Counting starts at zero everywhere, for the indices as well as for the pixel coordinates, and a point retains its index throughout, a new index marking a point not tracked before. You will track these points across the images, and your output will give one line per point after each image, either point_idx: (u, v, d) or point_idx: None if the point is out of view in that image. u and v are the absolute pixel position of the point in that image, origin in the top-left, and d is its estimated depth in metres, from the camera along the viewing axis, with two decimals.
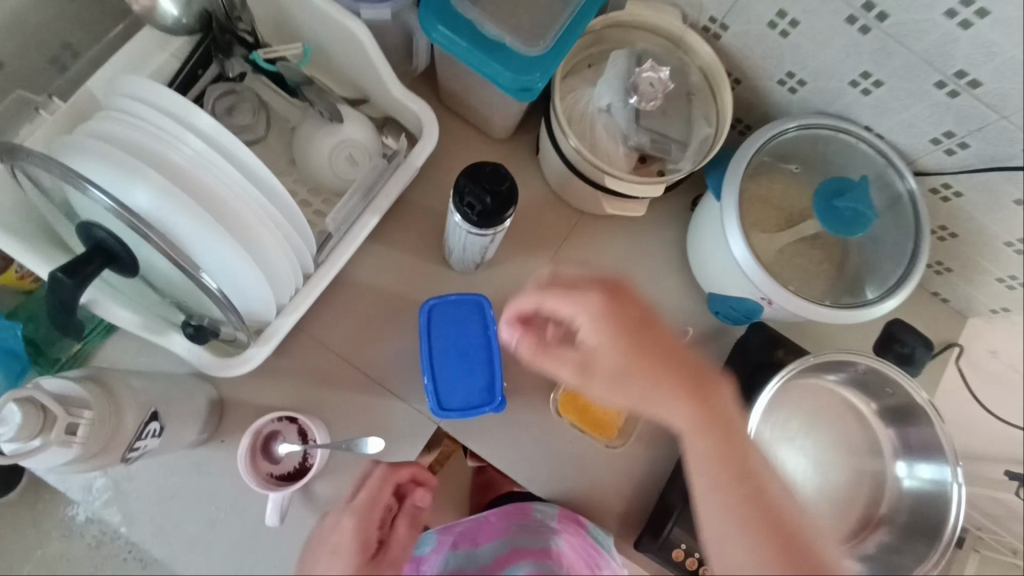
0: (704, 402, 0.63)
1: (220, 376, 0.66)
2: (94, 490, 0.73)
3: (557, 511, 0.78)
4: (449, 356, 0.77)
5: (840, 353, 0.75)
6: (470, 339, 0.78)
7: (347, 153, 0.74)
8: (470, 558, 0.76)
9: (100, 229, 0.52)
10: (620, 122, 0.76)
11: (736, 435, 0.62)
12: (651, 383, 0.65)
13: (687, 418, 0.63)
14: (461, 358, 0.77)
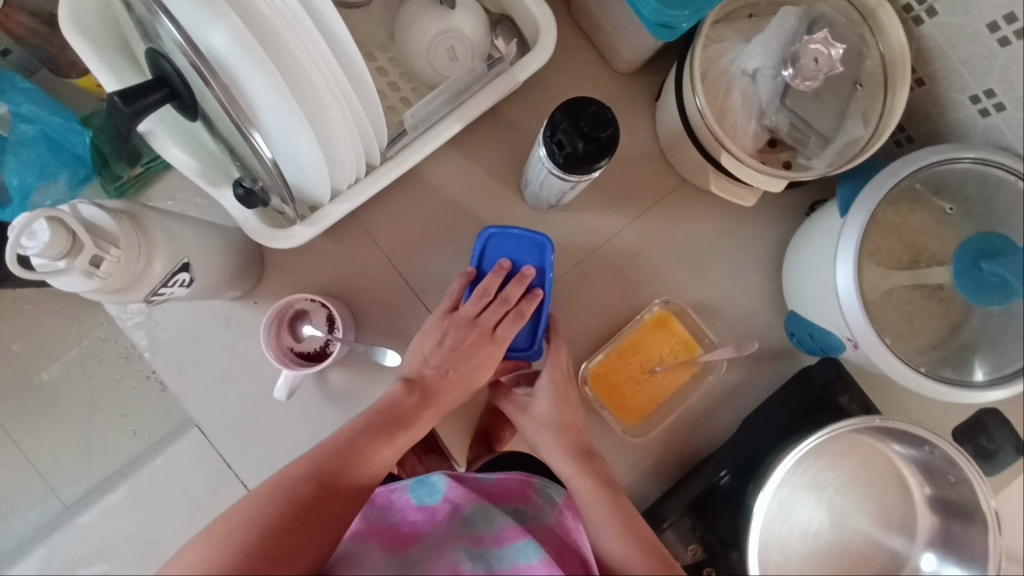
0: (597, 467, 0.67)
1: (266, 244, 0.64)
2: (130, 309, 0.76)
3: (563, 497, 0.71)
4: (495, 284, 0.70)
5: (913, 426, 0.66)
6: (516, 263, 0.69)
7: (448, 45, 0.67)
8: (491, 519, 0.64)
9: (167, 61, 0.48)
10: (762, 95, 0.64)
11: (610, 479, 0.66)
12: (559, 450, 0.68)
13: (583, 487, 0.65)
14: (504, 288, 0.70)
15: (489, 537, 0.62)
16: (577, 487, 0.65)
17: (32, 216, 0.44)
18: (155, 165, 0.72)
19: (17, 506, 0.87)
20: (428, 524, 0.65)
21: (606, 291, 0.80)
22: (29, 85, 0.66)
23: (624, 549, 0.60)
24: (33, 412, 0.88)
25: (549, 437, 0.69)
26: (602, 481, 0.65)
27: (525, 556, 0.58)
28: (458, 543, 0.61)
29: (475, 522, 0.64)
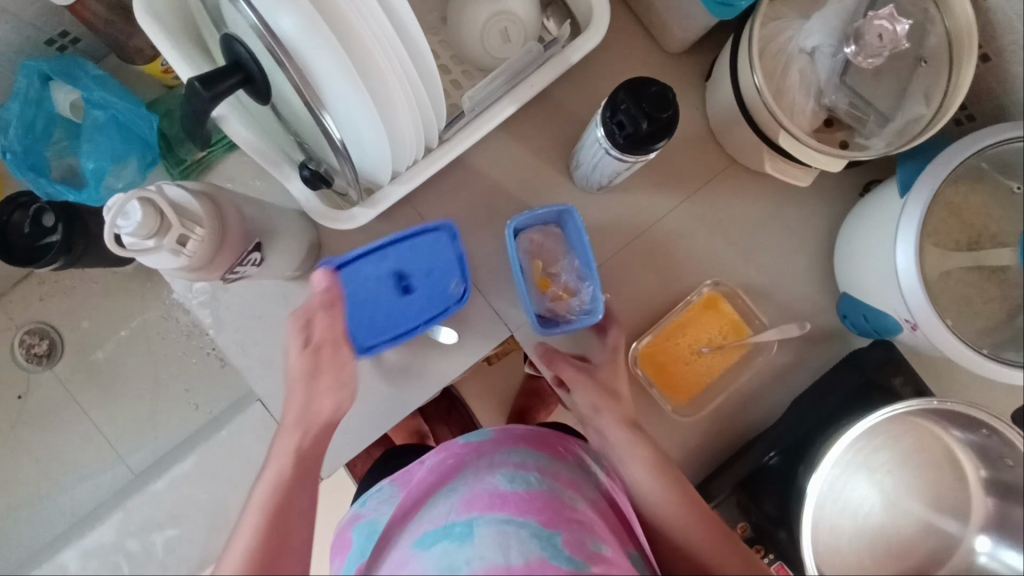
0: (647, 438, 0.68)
1: (326, 225, 0.66)
2: (193, 289, 0.78)
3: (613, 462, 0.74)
4: (383, 312, 0.75)
5: (971, 408, 0.65)
6: (413, 279, 0.75)
7: (502, 27, 0.67)
8: (534, 458, 0.66)
9: (241, 45, 0.50)
10: (821, 74, 0.64)
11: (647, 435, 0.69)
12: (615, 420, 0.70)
13: (627, 451, 0.67)
14: (383, 273, 0.74)
15: (531, 467, 0.64)
16: (616, 443, 0.68)
17: (127, 196, 0.46)
18: (216, 150, 0.72)
19: (90, 474, 0.92)
20: (472, 451, 0.68)
21: (654, 271, 0.80)
22: (103, 73, 0.69)
23: (652, 484, 0.64)
24: (102, 387, 0.93)
25: (596, 406, 0.71)
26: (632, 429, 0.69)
27: (569, 495, 0.61)
28: (500, 468, 0.63)
29: (519, 456, 0.66)
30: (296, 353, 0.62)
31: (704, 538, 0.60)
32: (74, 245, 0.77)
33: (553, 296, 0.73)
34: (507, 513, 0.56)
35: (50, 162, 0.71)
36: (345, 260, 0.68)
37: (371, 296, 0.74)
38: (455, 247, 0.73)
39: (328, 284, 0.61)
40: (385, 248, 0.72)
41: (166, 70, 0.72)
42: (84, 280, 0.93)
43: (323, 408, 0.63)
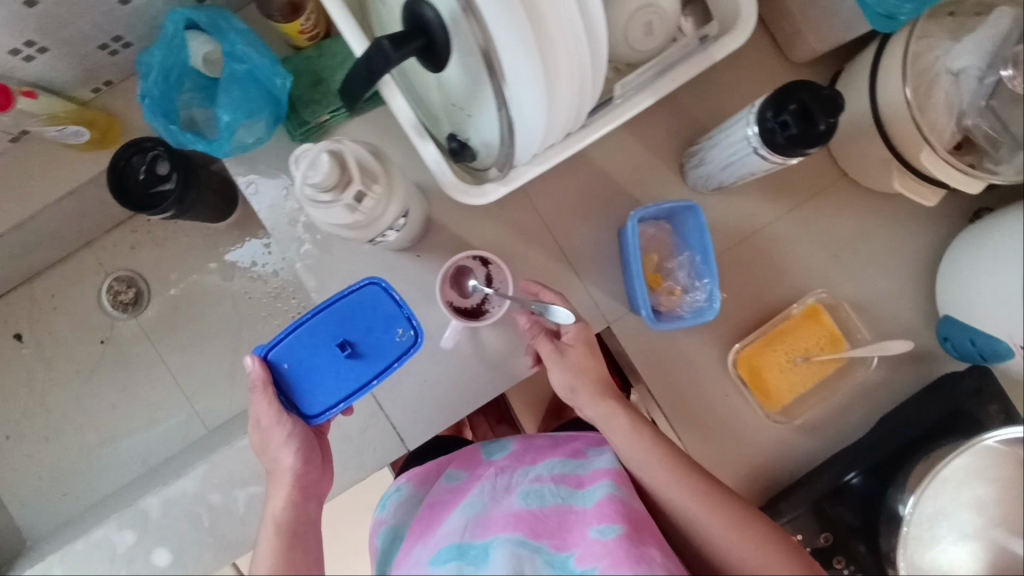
0: (620, 398, 0.70)
1: (458, 198, 0.66)
2: (299, 251, 0.78)
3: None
4: (318, 379, 0.65)
5: None
6: (355, 340, 0.66)
7: (648, 19, 0.67)
8: (549, 467, 0.68)
9: (429, 8, 0.51)
10: (966, 94, 0.64)
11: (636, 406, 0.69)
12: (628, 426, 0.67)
13: (613, 422, 0.68)
14: (320, 340, 0.65)
15: (547, 481, 0.66)
16: (599, 416, 0.69)
17: (318, 149, 0.47)
18: (340, 114, 0.75)
19: (165, 426, 0.93)
20: (490, 471, 0.71)
21: (755, 277, 0.81)
22: (245, 27, 0.69)
23: (658, 472, 0.63)
24: (183, 340, 0.94)
25: (568, 386, 0.71)
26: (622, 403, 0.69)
27: (582, 500, 0.62)
28: (515, 486, 0.66)
29: (538, 473, 0.68)
30: (254, 425, 0.67)
31: (710, 519, 0.60)
32: (188, 198, 0.78)
33: (666, 292, 0.74)
34: (521, 531, 0.58)
35: (178, 109, 0.72)
36: (280, 337, 0.65)
37: (308, 366, 0.65)
38: (393, 296, 0.66)
39: (260, 372, 0.64)
40: (316, 321, 0.65)
41: (302, 31, 0.72)
42: (176, 233, 0.93)
43: (284, 465, 0.67)
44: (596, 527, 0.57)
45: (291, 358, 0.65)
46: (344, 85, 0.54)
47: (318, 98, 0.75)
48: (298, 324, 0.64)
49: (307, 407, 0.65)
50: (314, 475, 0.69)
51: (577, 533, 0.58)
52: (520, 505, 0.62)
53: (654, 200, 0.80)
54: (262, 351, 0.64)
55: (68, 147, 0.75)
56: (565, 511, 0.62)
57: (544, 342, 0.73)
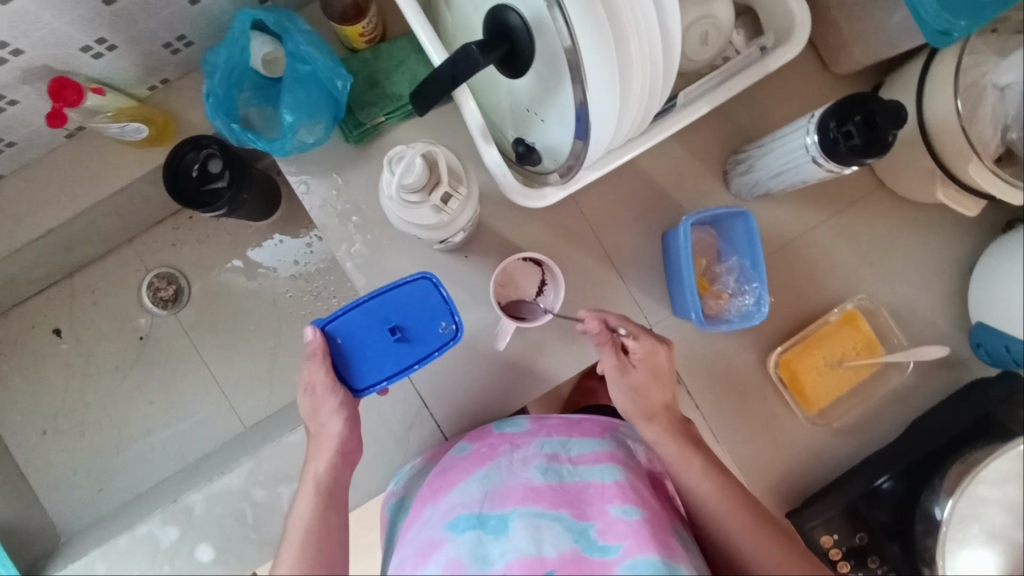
0: (682, 434, 0.66)
1: (516, 200, 0.67)
2: (350, 250, 0.79)
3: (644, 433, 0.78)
4: (366, 357, 0.69)
5: None
6: (404, 326, 0.69)
7: (704, 30, 0.69)
8: (566, 445, 0.71)
9: (515, 14, 0.53)
10: (1012, 106, 0.65)
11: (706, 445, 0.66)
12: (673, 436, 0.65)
13: (668, 451, 0.65)
14: (373, 321, 0.69)
15: (563, 458, 0.69)
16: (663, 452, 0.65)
17: (411, 154, 0.48)
18: (395, 117, 0.77)
19: (202, 423, 0.93)
20: (501, 441, 0.72)
21: (795, 282, 0.82)
22: (310, 29, 0.71)
23: (692, 470, 0.63)
24: (222, 337, 0.94)
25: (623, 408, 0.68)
26: (690, 446, 0.65)
27: (598, 477, 0.66)
28: (531, 459, 0.68)
29: (552, 446, 0.70)
30: (304, 391, 0.70)
31: (739, 522, 0.60)
32: (240, 197, 0.79)
33: (714, 297, 0.76)
34: (537, 506, 0.61)
35: (239, 107, 0.73)
36: (340, 312, 0.69)
37: (358, 343, 0.69)
38: (441, 291, 0.69)
39: (315, 341, 0.68)
40: (371, 303, 0.69)
41: (363, 33, 0.74)
42: (217, 230, 0.94)
43: (331, 433, 0.69)
44: (617, 507, 0.62)
45: (344, 333, 0.69)
46: (421, 87, 0.55)
47: (375, 100, 0.76)
48: (355, 304, 0.68)
49: (353, 380, 0.69)
50: (353, 444, 0.71)
51: (593, 510, 0.62)
52: (533, 478, 0.65)
53: (698, 205, 0.82)
54: (319, 323, 0.68)
55: (123, 143, 0.76)
56: (579, 488, 0.65)
57: (610, 354, 0.68)
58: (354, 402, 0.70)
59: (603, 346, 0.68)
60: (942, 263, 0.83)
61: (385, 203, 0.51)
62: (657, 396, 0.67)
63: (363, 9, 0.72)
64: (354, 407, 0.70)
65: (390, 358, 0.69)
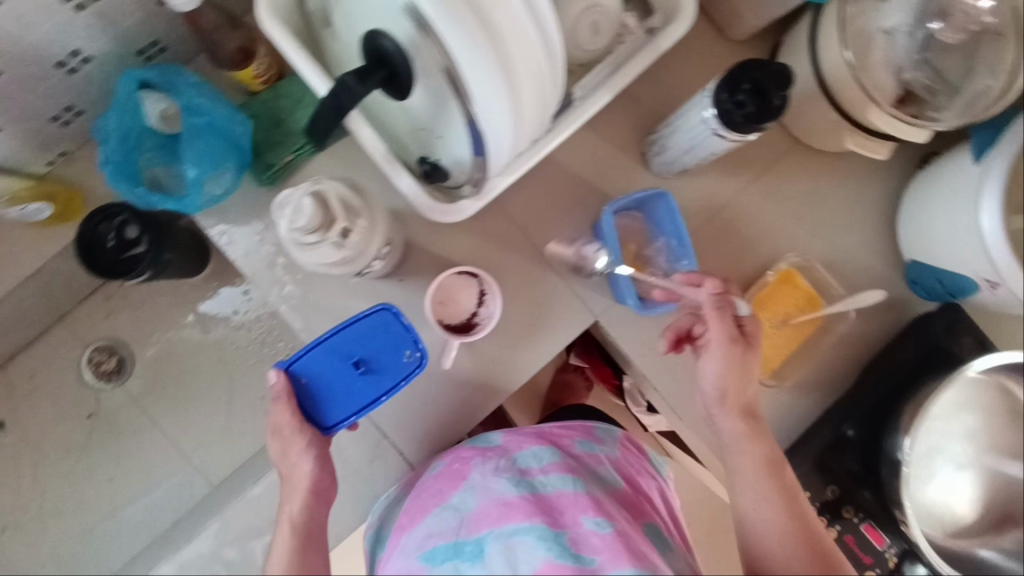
0: (762, 436, 0.66)
1: (435, 219, 0.67)
2: (283, 294, 0.78)
3: (618, 433, 0.81)
4: (330, 394, 0.68)
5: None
6: (368, 359, 0.69)
7: (592, 20, 0.68)
8: (538, 457, 0.70)
9: (387, 39, 0.52)
10: (901, 51, 0.69)
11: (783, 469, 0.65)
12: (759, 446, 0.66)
13: (750, 449, 0.66)
14: (336, 357, 0.68)
15: (535, 471, 0.68)
16: (744, 452, 0.66)
17: (302, 195, 0.48)
18: (305, 154, 0.76)
19: (166, 490, 0.91)
20: (474, 456, 0.71)
21: (730, 251, 0.83)
22: (199, 80, 0.70)
23: (754, 474, 0.65)
24: (174, 399, 0.93)
25: (718, 390, 0.67)
26: (771, 467, 0.65)
27: (571, 487, 0.65)
28: (503, 471, 0.67)
29: (524, 458, 0.70)
30: (273, 433, 0.68)
31: (774, 528, 0.62)
32: (162, 259, 0.78)
33: (649, 280, 0.76)
34: (510, 521, 0.60)
35: (143, 169, 0.71)
36: (301, 352, 0.68)
37: (324, 380, 0.68)
38: (401, 320, 0.70)
39: (281, 382, 0.66)
40: (332, 340, 0.68)
41: (256, 76, 0.73)
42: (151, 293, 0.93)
43: (302, 473, 0.68)
44: (590, 518, 0.61)
45: (309, 372, 0.68)
46: (313, 124, 0.55)
47: (281, 140, 0.75)
48: (316, 341, 0.67)
49: (320, 418, 0.68)
50: (327, 481, 0.69)
51: (570, 516, 0.61)
52: (506, 491, 0.64)
53: (623, 191, 0.82)
54: (284, 363, 0.67)
55: (28, 224, 0.74)
56: (555, 496, 0.64)
57: (724, 325, 0.65)
58: (323, 441, 0.68)
59: (721, 316, 0.66)
60: (868, 208, 0.85)
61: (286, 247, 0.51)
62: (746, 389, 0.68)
63: (251, 52, 0.71)
64: (322, 446, 0.68)
65: (357, 393, 0.68)
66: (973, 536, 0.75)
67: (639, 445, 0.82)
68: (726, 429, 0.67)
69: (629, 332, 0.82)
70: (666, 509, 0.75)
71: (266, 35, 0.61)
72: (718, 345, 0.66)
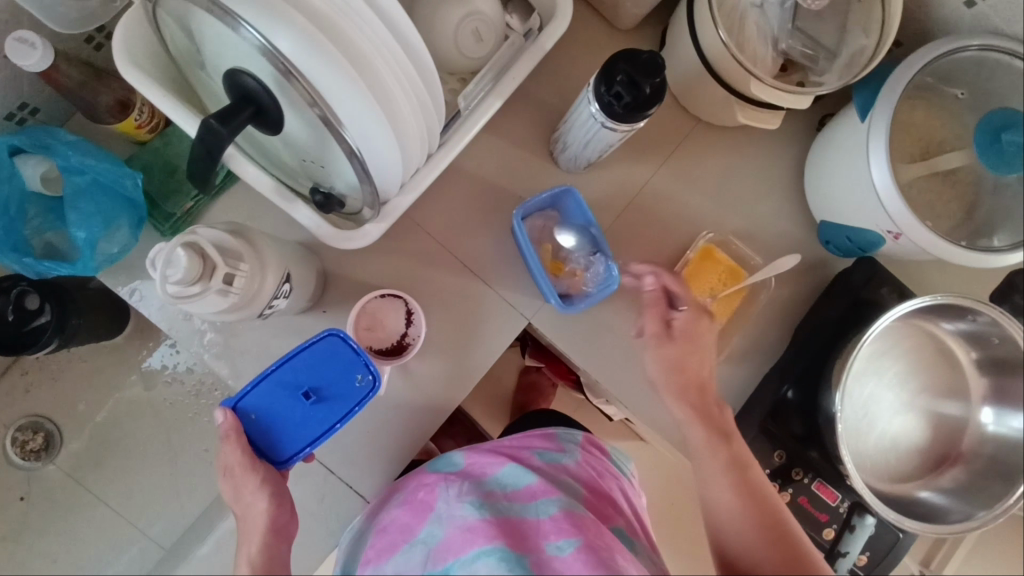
0: (706, 414, 0.69)
1: (341, 246, 0.67)
2: (204, 343, 0.76)
3: (579, 437, 0.75)
4: (282, 427, 0.62)
5: (973, 303, 0.71)
6: (319, 387, 0.63)
7: (473, 27, 0.69)
8: (503, 481, 0.64)
9: (247, 75, 0.51)
10: (774, 22, 0.71)
11: (739, 445, 0.67)
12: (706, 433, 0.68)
13: (693, 433, 0.69)
14: (283, 388, 0.62)
15: (500, 495, 0.63)
16: (690, 433, 0.69)
17: (171, 247, 0.47)
18: (204, 198, 0.73)
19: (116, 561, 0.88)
20: (436, 481, 0.66)
21: (649, 235, 0.84)
22: (76, 139, 0.67)
23: (708, 460, 0.66)
24: (112, 466, 0.90)
25: (660, 380, 0.73)
26: (721, 445, 0.67)
27: (541, 511, 0.60)
28: (465, 496, 0.62)
29: (490, 482, 0.64)
30: (223, 475, 0.61)
31: (741, 519, 0.62)
32: (69, 324, 0.75)
33: (570, 275, 0.77)
34: (476, 547, 0.55)
35: (29, 238, 0.68)
36: (250, 386, 0.61)
37: (275, 414, 0.62)
38: (351, 344, 0.64)
39: (228, 421, 0.60)
40: (279, 371, 0.62)
41: (139, 125, 0.70)
42: (75, 361, 0.90)
43: (258, 512, 0.61)
44: (558, 543, 0.56)
45: (259, 406, 0.61)
46: (190, 171, 0.53)
47: (176, 188, 0.73)
48: (262, 374, 0.61)
49: (273, 454, 0.62)
50: (287, 516, 0.63)
51: (539, 543, 0.57)
52: (470, 514, 0.59)
53: (535, 191, 0.82)
54: (230, 401, 0.61)
55: None
56: (526, 521, 0.59)
57: (654, 320, 0.74)
58: (278, 477, 0.62)
59: (651, 311, 0.74)
60: (776, 175, 0.86)
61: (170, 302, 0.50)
62: (692, 370, 0.72)
63: (127, 102, 0.69)
64: (278, 482, 0.62)
65: (311, 422, 0.62)
66: (911, 480, 0.79)
67: (600, 446, 0.76)
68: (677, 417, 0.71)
69: (562, 330, 0.81)
70: (631, 511, 0.69)
71: (128, 79, 0.58)
72: (649, 343, 0.74)
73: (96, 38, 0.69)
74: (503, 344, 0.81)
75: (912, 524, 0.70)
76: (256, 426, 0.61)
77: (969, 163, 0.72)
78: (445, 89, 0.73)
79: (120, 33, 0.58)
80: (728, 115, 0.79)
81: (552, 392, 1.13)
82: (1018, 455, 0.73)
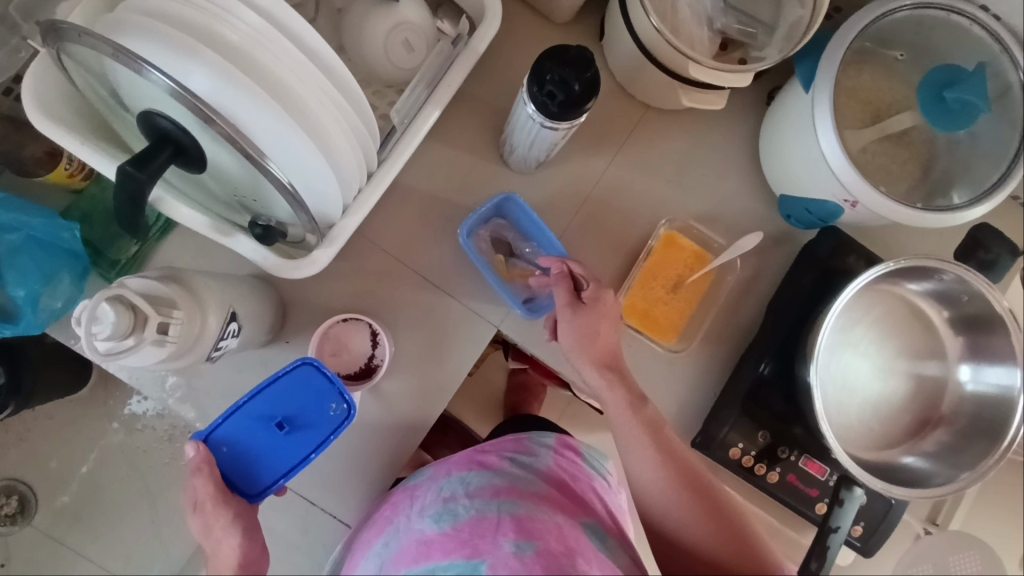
0: (626, 381, 0.68)
1: (291, 276, 0.66)
2: (166, 387, 0.74)
3: (553, 439, 0.73)
4: (256, 458, 0.59)
5: (941, 262, 0.70)
6: (292, 416, 0.61)
7: (403, 37, 0.68)
8: (466, 481, 0.63)
9: (162, 118, 0.49)
10: (706, 2, 0.71)
11: (665, 435, 0.65)
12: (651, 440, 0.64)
13: (616, 390, 0.67)
14: (253, 420, 0.59)
15: (461, 495, 0.61)
16: (610, 401, 0.67)
17: (96, 304, 0.51)
18: (149, 240, 0.72)
19: None
20: (404, 498, 0.65)
21: (610, 225, 0.83)
22: (2, 195, 0.65)
23: (655, 467, 0.63)
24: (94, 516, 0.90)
25: (588, 349, 0.70)
26: (652, 432, 0.65)
27: (496, 508, 0.58)
28: (427, 508, 0.61)
29: (451, 484, 0.63)
30: (192, 511, 0.57)
31: (701, 524, 0.60)
32: (23, 385, 0.75)
33: (523, 280, 0.78)
34: (433, 562, 0.55)
35: None
36: (221, 418, 0.59)
37: (249, 447, 0.59)
38: (324, 372, 0.62)
39: (199, 453, 0.56)
40: (250, 402, 0.60)
41: (70, 173, 0.69)
42: (64, 409, 0.93)
43: (229, 550, 0.56)
44: (512, 540, 0.54)
45: (230, 439, 0.59)
46: (116, 222, 0.51)
47: (119, 234, 0.71)
48: (234, 406, 0.58)
49: (246, 486, 0.58)
50: (260, 551, 0.57)
51: (496, 534, 0.55)
52: (431, 526, 0.58)
53: (488, 194, 0.81)
54: (202, 433, 0.58)
55: None
56: (484, 515, 0.57)
57: (564, 293, 0.70)
58: (250, 510, 0.58)
59: (559, 285, 0.70)
60: (732, 152, 0.85)
61: (100, 358, 0.54)
62: None
63: (56, 152, 0.68)
64: (249, 517, 0.58)
65: (279, 454, 0.59)
66: (897, 445, 0.78)
67: (574, 446, 0.74)
68: (607, 382, 0.69)
69: (532, 332, 0.80)
70: (605, 509, 0.66)
71: (52, 137, 0.58)
72: (561, 315, 0.70)
73: (14, 88, 0.67)
74: (473, 355, 0.80)
75: (902, 491, 0.69)
76: (222, 458, 0.58)
77: (920, 123, 0.71)
78: (384, 102, 0.71)
79: (31, 86, 0.57)
80: (670, 101, 0.79)
81: (544, 392, 1.11)
82: (1000, 410, 0.72)
